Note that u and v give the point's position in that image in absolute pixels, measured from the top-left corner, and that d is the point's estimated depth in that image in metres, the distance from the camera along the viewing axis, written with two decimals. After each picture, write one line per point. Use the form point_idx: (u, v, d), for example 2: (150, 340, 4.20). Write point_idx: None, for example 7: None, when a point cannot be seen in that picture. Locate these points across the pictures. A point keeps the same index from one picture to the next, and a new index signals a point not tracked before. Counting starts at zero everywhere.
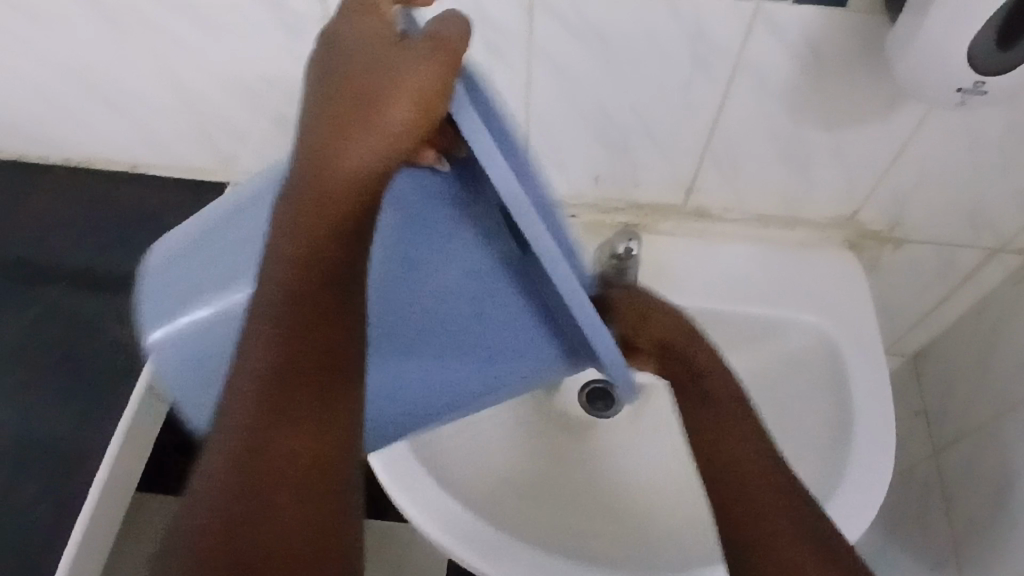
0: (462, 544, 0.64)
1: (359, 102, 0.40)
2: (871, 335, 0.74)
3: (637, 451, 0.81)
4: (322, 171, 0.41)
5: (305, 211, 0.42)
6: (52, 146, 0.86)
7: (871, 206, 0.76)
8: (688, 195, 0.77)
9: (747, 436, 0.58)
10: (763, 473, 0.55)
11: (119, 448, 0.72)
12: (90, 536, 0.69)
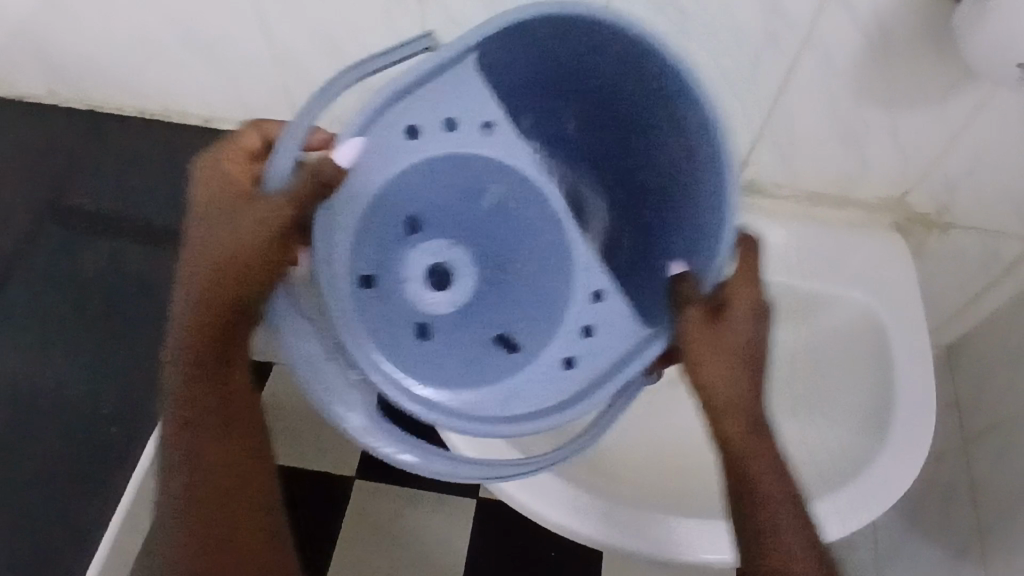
0: (547, 505, 0.65)
1: (231, 261, 0.48)
2: (915, 314, 0.76)
3: (675, 414, 0.82)
4: (213, 280, 0.50)
5: (195, 319, 0.52)
6: (132, 92, 0.89)
7: (922, 188, 0.78)
8: (742, 168, 0.79)
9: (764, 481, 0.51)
10: (772, 503, 0.51)
11: None
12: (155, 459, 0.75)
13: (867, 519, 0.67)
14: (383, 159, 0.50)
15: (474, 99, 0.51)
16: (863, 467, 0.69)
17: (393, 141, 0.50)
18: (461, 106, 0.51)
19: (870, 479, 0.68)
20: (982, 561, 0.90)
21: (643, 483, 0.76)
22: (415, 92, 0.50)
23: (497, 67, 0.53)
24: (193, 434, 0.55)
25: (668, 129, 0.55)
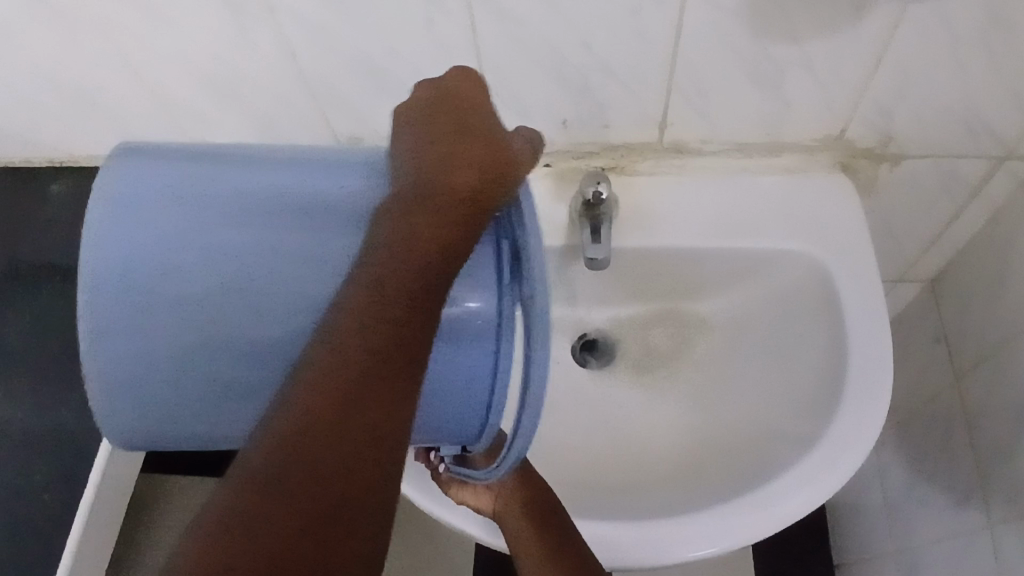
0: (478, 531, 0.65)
1: (455, 166, 0.42)
2: (864, 260, 0.71)
3: (628, 400, 0.79)
4: (430, 203, 0.41)
5: (397, 239, 0.40)
6: (33, 148, 0.83)
7: (859, 121, 0.71)
8: (661, 131, 0.73)
9: (518, 480, 0.63)
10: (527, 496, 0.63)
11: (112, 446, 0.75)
12: (95, 516, 0.74)
13: (830, 492, 0.62)
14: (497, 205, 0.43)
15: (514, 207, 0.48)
16: (819, 436, 0.65)
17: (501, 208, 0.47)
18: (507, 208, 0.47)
19: (827, 445, 0.64)
20: (985, 503, 0.85)
21: (598, 477, 0.73)
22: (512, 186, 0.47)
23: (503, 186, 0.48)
24: (304, 430, 0.38)
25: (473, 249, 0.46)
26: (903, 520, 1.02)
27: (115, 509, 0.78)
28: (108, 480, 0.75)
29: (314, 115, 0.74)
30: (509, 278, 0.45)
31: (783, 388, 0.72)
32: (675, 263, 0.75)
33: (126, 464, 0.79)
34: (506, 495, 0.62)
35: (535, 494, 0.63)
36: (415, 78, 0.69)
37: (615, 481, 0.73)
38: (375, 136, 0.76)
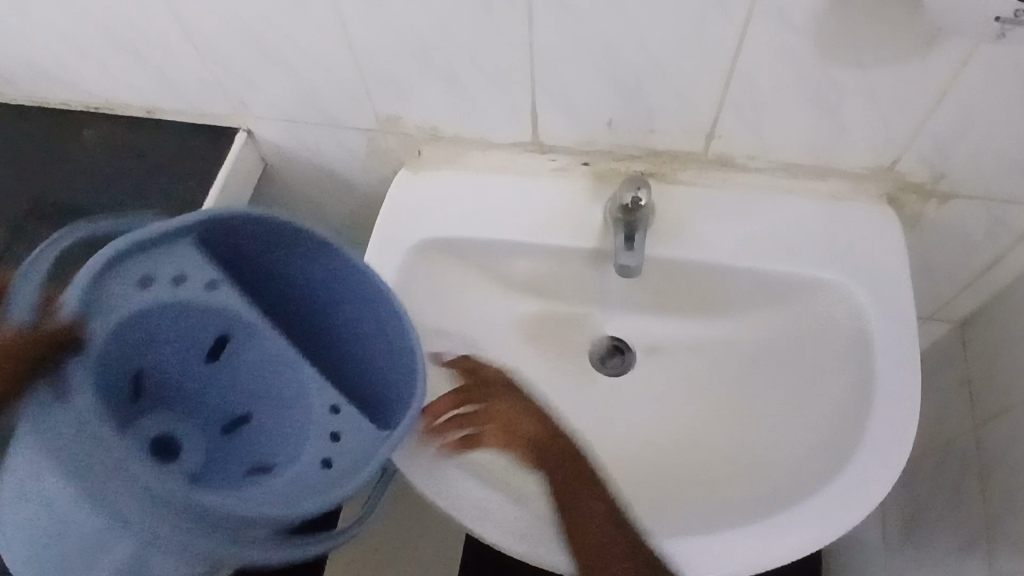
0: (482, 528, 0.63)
1: None
2: (902, 298, 0.69)
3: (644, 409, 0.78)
4: None
5: None
6: (73, 90, 0.83)
7: (912, 154, 0.69)
8: (709, 142, 0.72)
9: (584, 486, 0.66)
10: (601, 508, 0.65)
11: None
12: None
13: (842, 529, 0.61)
14: (169, 262, 0.55)
15: (194, 263, 0.55)
16: (839, 470, 0.63)
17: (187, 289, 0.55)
18: (188, 268, 0.55)
19: (843, 481, 0.62)
20: (988, 553, 0.83)
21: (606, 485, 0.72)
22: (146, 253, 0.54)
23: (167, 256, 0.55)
24: None
25: (210, 295, 0.56)
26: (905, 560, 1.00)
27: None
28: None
29: (357, 88, 0.73)
30: (232, 311, 0.57)
31: (804, 417, 0.71)
32: (707, 278, 0.74)
33: None
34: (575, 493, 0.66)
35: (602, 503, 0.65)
36: (464, 62, 0.68)
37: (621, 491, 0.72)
38: (415, 116, 0.75)
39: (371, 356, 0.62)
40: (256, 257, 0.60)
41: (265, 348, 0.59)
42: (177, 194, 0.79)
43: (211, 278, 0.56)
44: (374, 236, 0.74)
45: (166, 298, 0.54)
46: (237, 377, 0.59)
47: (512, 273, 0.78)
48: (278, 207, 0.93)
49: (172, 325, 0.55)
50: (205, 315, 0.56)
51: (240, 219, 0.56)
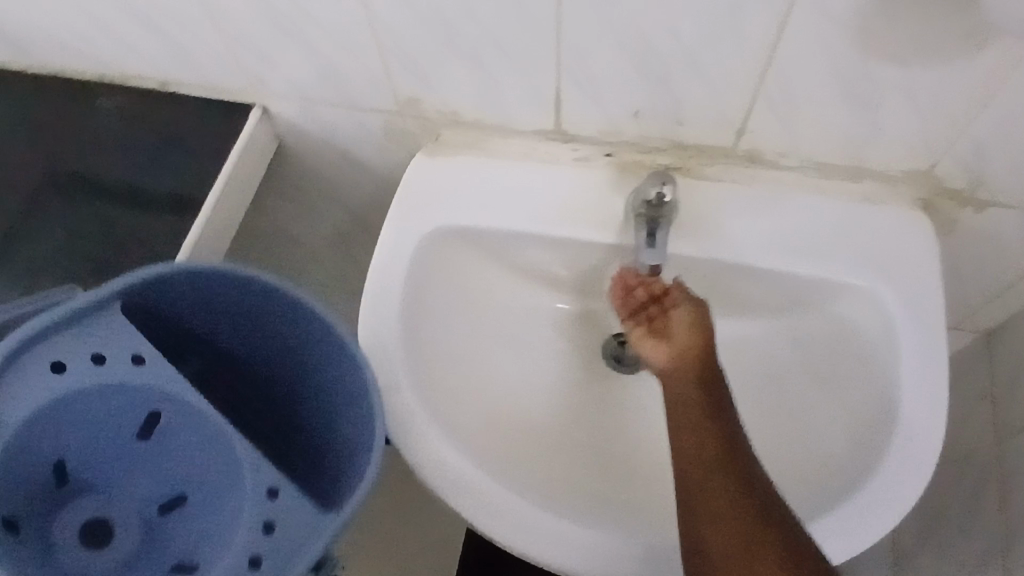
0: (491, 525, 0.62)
1: None
2: (933, 306, 0.67)
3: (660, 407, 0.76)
4: None
5: None
6: (87, 60, 0.81)
7: (952, 158, 0.67)
8: (739, 136, 0.69)
9: (716, 461, 0.58)
10: (729, 489, 0.56)
11: None
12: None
13: (860, 546, 0.59)
14: (82, 345, 0.53)
15: (111, 339, 0.54)
16: (861, 483, 0.61)
17: (107, 368, 0.53)
18: (109, 346, 0.53)
19: (865, 498, 0.60)
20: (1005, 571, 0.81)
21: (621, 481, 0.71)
22: (61, 336, 0.53)
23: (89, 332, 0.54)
24: None
25: (133, 373, 0.53)
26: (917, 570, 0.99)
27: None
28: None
29: (377, 68, 0.71)
30: (153, 387, 0.54)
31: (824, 424, 0.69)
32: (731, 277, 0.72)
33: None
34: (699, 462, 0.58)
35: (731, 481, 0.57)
36: (490, 45, 0.65)
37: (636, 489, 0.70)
38: (435, 99, 0.73)
39: (317, 398, 0.62)
40: (199, 307, 0.60)
41: (202, 427, 0.54)
42: (190, 169, 0.78)
43: (132, 348, 0.54)
44: (388, 221, 0.72)
45: (81, 377, 0.52)
46: (169, 460, 0.56)
47: (528, 264, 0.76)
48: (291, 186, 0.91)
49: (90, 408, 0.53)
50: (127, 396, 0.53)
51: (152, 279, 0.56)
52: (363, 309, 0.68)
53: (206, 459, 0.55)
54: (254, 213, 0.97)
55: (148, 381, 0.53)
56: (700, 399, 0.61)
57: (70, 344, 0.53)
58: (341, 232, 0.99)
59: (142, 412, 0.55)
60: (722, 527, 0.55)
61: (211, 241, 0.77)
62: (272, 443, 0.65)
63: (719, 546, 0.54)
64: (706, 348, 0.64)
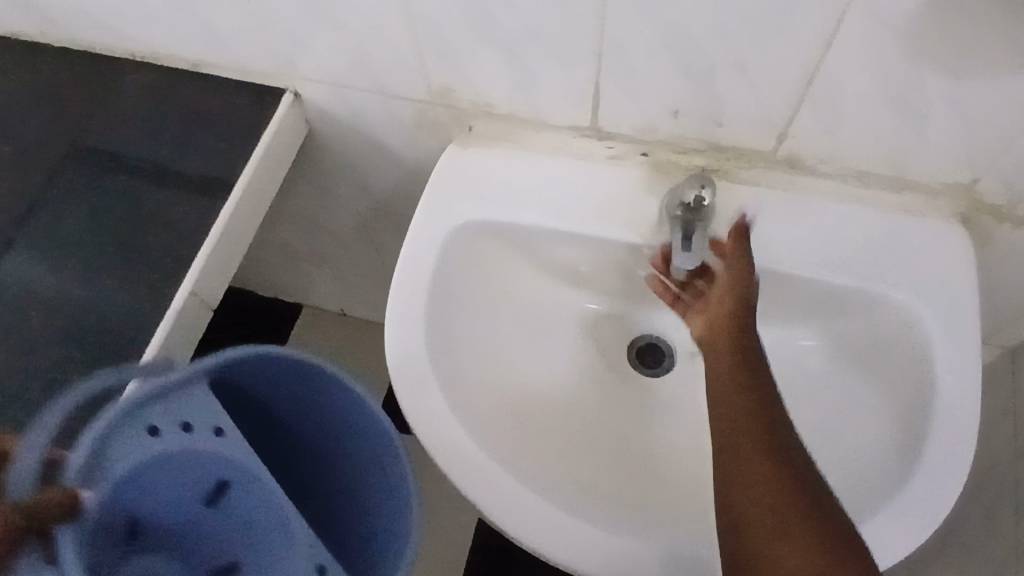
0: (512, 520, 0.61)
1: None
2: (968, 321, 0.66)
3: (686, 408, 0.75)
4: None
5: None
6: (118, 36, 0.80)
7: (996, 173, 0.65)
8: (778, 141, 0.68)
9: (755, 441, 0.56)
10: (768, 467, 0.55)
11: (162, 342, 0.68)
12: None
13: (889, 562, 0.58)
14: (170, 411, 0.62)
15: (201, 410, 0.63)
16: (891, 496, 0.60)
17: (199, 433, 0.63)
18: (196, 415, 0.63)
19: (895, 513, 0.59)
20: None
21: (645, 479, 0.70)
22: (165, 402, 0.62)
23: (186, 400, 0.63)
24: None
25: (216, 443, 0.63)
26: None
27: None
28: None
29: (413, 57, 0.70)
30: (230, 456, 0.63)
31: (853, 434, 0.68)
32: (763, 282, 0.71)
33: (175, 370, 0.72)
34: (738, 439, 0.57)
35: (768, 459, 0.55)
36: (530, 36, 0.64)
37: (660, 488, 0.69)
38: (470, 91, 0.72)
39: (351, 439, 0.76)
40: (261, 378, 0.72)
41: (261, 498, 0.65)
42: (218, 150, 0.77)
43: (215, 424, 0.64)
44: (418, 213, 0.71)
45: (173, 441, 0.61)
46: (231, 525, 0.67)
47: (557, 261, 0.75)
48: (317, 171, 0.91)
49: (176, 465, 0.62)
50: (208, 463, 0.64)
51: (241, 360, 0.68)
52: (390, 300, 0.68)
53: (267, 531, 0.66)
54: (278, 196, 0.97)
55: (228, 455, 0.63)
56: (739, 371, 0.61)
57: (174, 406, 0.62)
58: (364, 219, 0.98)
59: (213, 477, 0.65)
60: (755, 495, 0.54)
61: (239, 225, 0.76)
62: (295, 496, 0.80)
63: (763, 528, 0.52)
64: (751, 327, 0.63)
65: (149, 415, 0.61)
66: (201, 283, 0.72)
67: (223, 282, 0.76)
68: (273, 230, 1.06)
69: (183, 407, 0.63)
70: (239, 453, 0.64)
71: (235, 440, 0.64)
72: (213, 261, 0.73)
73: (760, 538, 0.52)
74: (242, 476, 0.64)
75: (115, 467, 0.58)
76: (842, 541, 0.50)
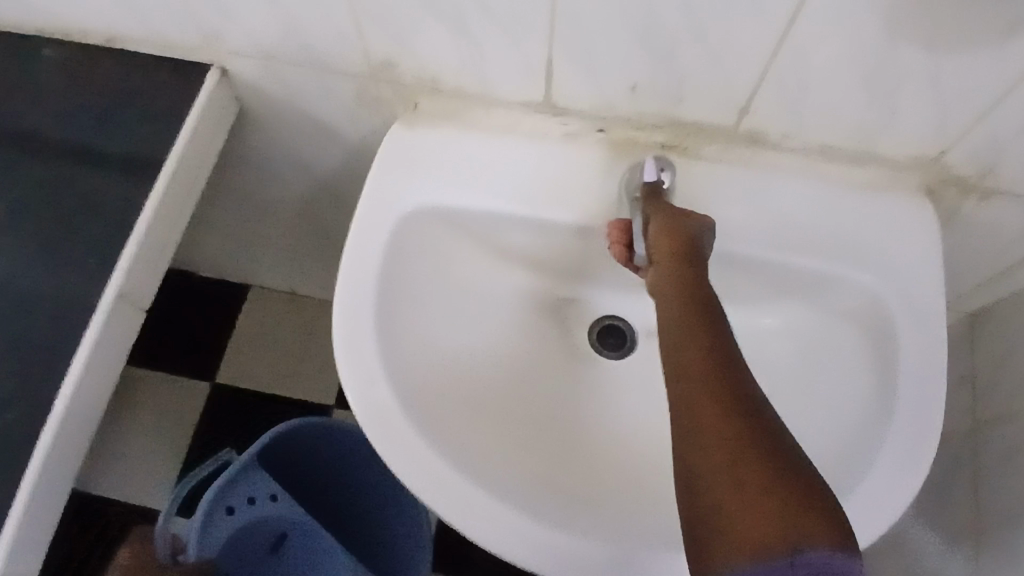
0: (471, 521, 0.58)
1: None
2: (931, 300, 0.65)
3: (652, 391, 0.72)
4: None
5: None
6: (22, 10, 0.72)
7: (963, 148, 0.63)
8: (742, 117, 0.65)
9: (713, 412, 0.48)
10: (731, 447, 0.46)
11: (92, 348, 0.63)
12: (63, 455, 0.63)
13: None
14: (236, 489, 0.92)
15: (262, 486, 0.94)
16: (858, 480, 0.59)
17: (262, 500, 0.93)
18: (260, 488, 0.93)
19: (860, 503, 0.58)
20: (976, 553, 0.82)
21: (610, 464, 0.67)
22: (231, 484, 0.92)
23: (249, 481, 0.93)
24: None
25: (284, 502, 0.94)
26: (893, 547, 1.00)
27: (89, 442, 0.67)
28: (76, 409, 0.63)
29: (351, 30, 0.64)
30: (284, 516, 0.95)
31: (818, 412, 0.66)
32: (727, 264, 0.68)
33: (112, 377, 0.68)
34: (694, 411, 0.49)
35: (729, 427, 0.47)
36: (476, 8, 0.59)
37: (627, 473, 0.67)
38: (415, 66, 0.67)
39: (383, 507, 1.01)
40: (299, 448, 1.01)
41: (315, 535, 0.97)
42: (142, 135, 0.71)
43: (271, 492, 0.94)
44: (362, 199, 0.67)
45: (245, 514, 0.92)
46: (291, 559, 0.97)
47: (512, 246, 0.72)
48: (255, 149, 0.85)
49: (254, 527, 0.94)
50: (272, 518, 0.94)
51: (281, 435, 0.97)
52: (336, 294, 0.63)
53: (328, 555, 0.97)
54: (214, 175, 0.90)
55: (290, 504, 0.95)
56: (692, 320, 0.55)
57: (245, 477, 0.93)
58: (310, 200, 0.93)
59: (278, 529, 0.96)
60: (712, 447, 0.47)
61: (168, 215, 0.71)
62: (340, 524, 1.06)
63: (724, 522, 0.44)
64: (705, 284, 0.58)
65: (225, 505, 0.92)
66: (130, 280, 0.66)
67: (155, 276, 0.71)
68: (213, 209, 1.00)
69: (249, 478, 0.93)
70: (290, 505, 0.95)
71: (291, 502, 0.95)
72: (141, 256, 0.68)
73: (721, 490, 0.45)
74: (299, 523, 0.96)
75: (220, 535, 0.90)
76: (813, 497, 0.44)
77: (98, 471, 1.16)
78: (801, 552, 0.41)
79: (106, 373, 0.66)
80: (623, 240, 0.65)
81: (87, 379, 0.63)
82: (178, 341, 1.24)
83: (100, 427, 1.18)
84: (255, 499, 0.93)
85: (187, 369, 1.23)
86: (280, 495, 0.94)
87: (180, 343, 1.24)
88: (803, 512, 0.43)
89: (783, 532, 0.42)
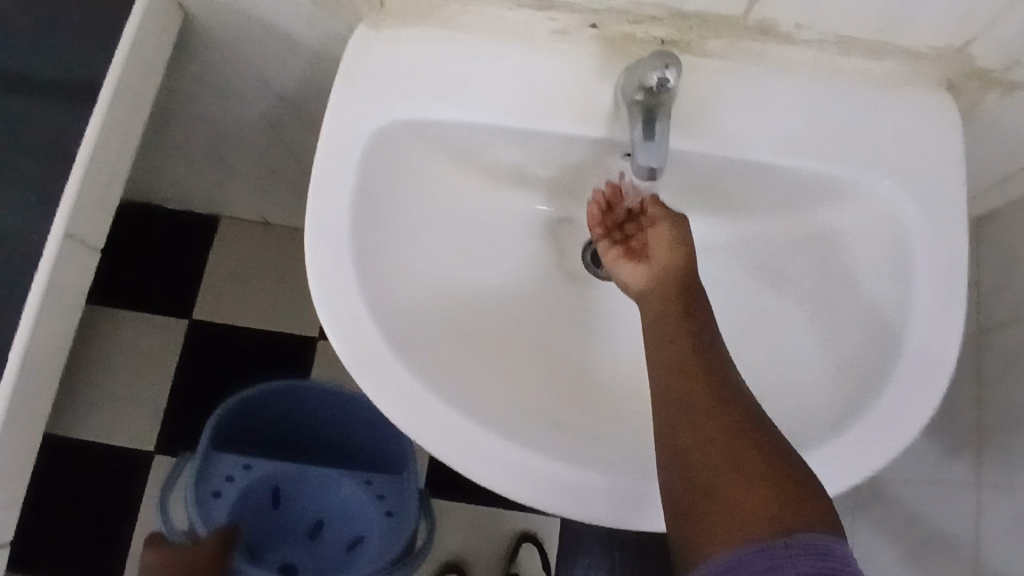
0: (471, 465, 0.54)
1: None
2: (951, 204, 0.60)
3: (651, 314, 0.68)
4: None
5: None
6: None
7: (993, 34, 0.58)
8: (751, 6, 0.58)
9: (704, 421, 0.48)
10: (723, 456, 0.46)
11: (43, 299, 0.58)
12: (20, 409, 0.58)
13: (871, 472, 0.54)
14: (206, 479, 0.90)
15: (228, 462, 0.92)
16: (873, 400, 0.56)
17: (236, 475, 0.92)
18: (227, 467, 0.92)
19: (871, 423, 0.55)
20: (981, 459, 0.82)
21: (610, 392, 0.64)
22: (199, 478, 0.90)
23: (213, 465, 0.91)
24: None
25: (258, 467, 0.93)
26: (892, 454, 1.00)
27: (51, 395, 0.62)
28: (32, 361, 0.58)
29: None
30: (266, 475, 0.93)
31: (830, 330, 0.63)
32: (734, 175, 0.63)
33: (69, 325, 0.63)
34: (688, 419, 0.48)
35: (722, 426, 0.47)
36: None
37: (629, 399, 0.63)
38: None
39: (352, 426, 0.99)
40: (249, 417, 0.98)
41: (308, 474, 0.95)
42: (74, 53, 0.62)
43: (241, 461, 0.92)
44: (329, 115, 0.59)
45: (230, 490, 0.91)
46: (296, 501, 0.97)
47: (499, 163, 0.66)
48: (206, 64, 0.76)
49: (248, 495, 0.93)
50: (260, 480, 0.93)
51: (225, 414, 0.94)
52: (306, 223, 0.57)
53: (325, 480, 0.95)
54: (163, 96, 0.82)
55: (265, 466, 0.93)
56: (677, 321, 0.53)
57: (206, 464, 0.90)
58: (274, 120, 0.85)
59: (270, 487, 0.95)
60: (706, 444, 0.47)
61: (112, 143, 0.63)
62: (327, 455, 1.03)
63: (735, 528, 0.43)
64: (689, 276, 0.57)
65: (203, 495, 0.90)
66: (77, 219, 0.60)
67: (104, 213, 0.64)
68: (168, 133, 0.91)
69: (210, 464, 0.91)
70: (263, 466, 0.93)
71: (264, 462, 0.93)
72: (86, 190, 0.60)
73: (722, 488, 0.45)
74: (284, 475, 0.94)
75: (220, 513, 0.89)
76: (807, 483, 0.45)
77: (76, 414, 1.12)
78: (798, 532, 0.42)
79: (60, 319, 0.61)
80: (604, 197, 0.64)
81: (39, 331, 0.58)
82: (143, 276, 1.18)
83: (69, 371, 1.13)
84: (230, 477, 0.91)
85: (156, 306, 1.17)
86: (249, 463, 0.93)
87: (152, 282, 1.18)
88: (807, 502, 0.44)
89: (784, 518, 0.43)
